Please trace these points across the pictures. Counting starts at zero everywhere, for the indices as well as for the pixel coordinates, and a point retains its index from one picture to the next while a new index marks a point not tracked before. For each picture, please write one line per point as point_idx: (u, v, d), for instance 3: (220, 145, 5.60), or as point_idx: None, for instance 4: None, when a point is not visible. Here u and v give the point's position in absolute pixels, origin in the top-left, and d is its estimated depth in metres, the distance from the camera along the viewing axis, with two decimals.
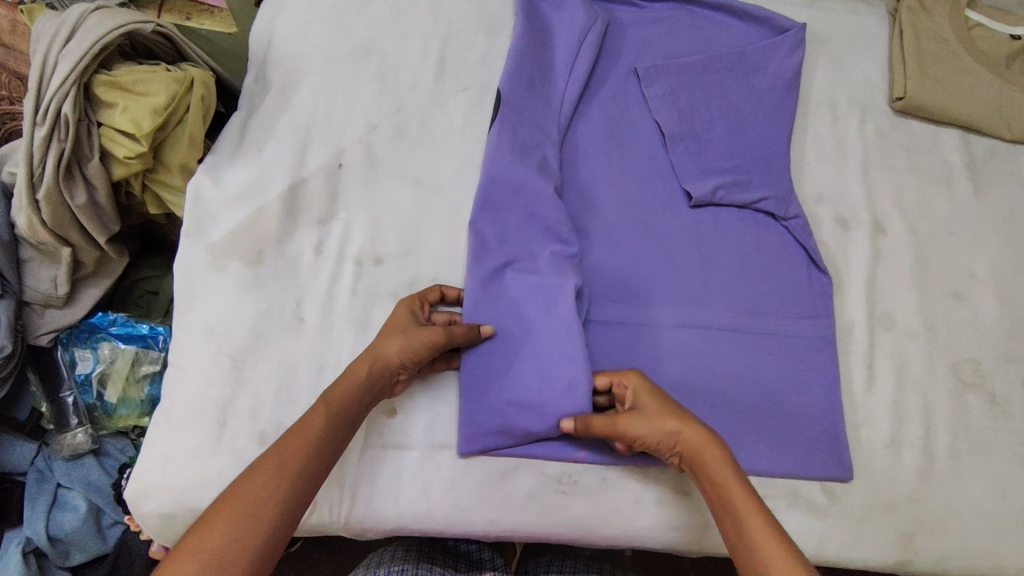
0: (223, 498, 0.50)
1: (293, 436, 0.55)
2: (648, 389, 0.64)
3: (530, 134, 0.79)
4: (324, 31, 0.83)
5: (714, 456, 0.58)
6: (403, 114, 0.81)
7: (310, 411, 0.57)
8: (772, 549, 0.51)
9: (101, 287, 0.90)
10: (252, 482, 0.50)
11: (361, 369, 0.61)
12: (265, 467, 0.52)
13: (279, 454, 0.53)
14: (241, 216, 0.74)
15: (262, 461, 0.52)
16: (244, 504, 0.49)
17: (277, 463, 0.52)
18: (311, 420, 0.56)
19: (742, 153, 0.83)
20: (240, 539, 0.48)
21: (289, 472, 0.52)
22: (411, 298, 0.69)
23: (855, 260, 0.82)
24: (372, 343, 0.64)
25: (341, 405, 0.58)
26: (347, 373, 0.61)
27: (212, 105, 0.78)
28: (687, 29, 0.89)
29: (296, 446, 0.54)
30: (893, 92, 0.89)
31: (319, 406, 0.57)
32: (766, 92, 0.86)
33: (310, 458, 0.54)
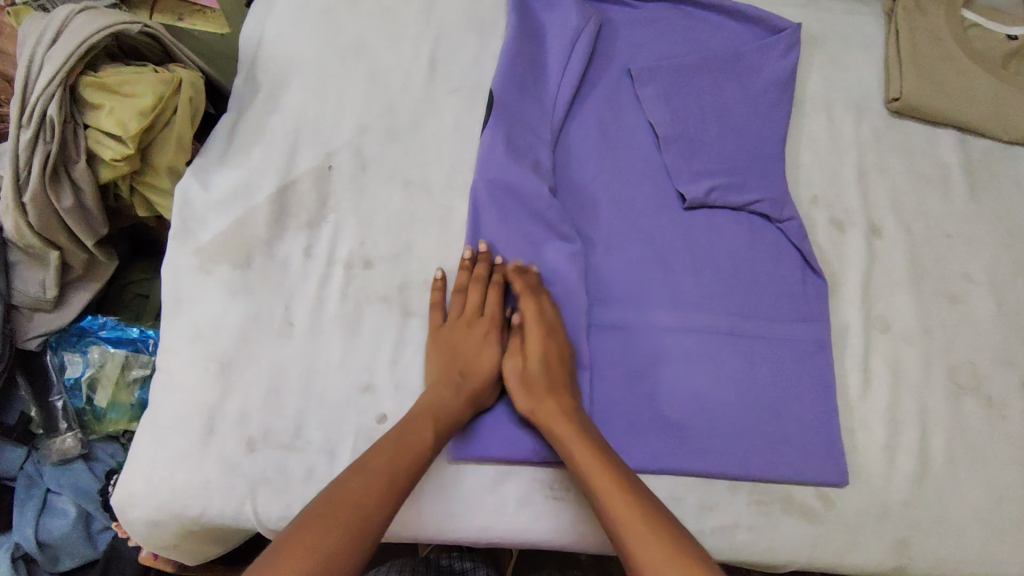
0: (336, 500, 0.54)
1: (397, 450, 0.59)
2: (537, 333, 0.68)
3: (523, 136, 0.78)
4: (314, 32, 0.82)
5: (575, 430, 0.63)
6: (393, 115, 0.80)
7: (420, 427, 0.62)
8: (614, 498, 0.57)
9: (91, 291, 0.89)
10: (362, 491, 0.55)
11: (462, 397, 0.66)
12: (376, 477, 0.57)
13: (392, 467, 0.58)
14: (229, 219, 0.73)
15: (370, 466, 0.57)
16: (358, 508, 0.54)
17: (384, 476, 0.57)
18: (421, 437, 0.61)
19: (736, 154, 0.82)
20: (352, 543, 0.52)
21: (396, 485, 0.57)
22: (501, 301, 0.71)
23: (851, 262, 0.81)
24: (475, 365, 0.67)
25: (448, 426, 0.64)
26: (441, 398, 0.65)
27: (200, 106, 0.77)
28: (681, 29, 0.88)
29: (407, 461, 0.59)
30: (888, 92, 0.89)
31: (426, 425, 0.62)
32: (761, 93, 0.85)
33: (410, 470, 0.59)
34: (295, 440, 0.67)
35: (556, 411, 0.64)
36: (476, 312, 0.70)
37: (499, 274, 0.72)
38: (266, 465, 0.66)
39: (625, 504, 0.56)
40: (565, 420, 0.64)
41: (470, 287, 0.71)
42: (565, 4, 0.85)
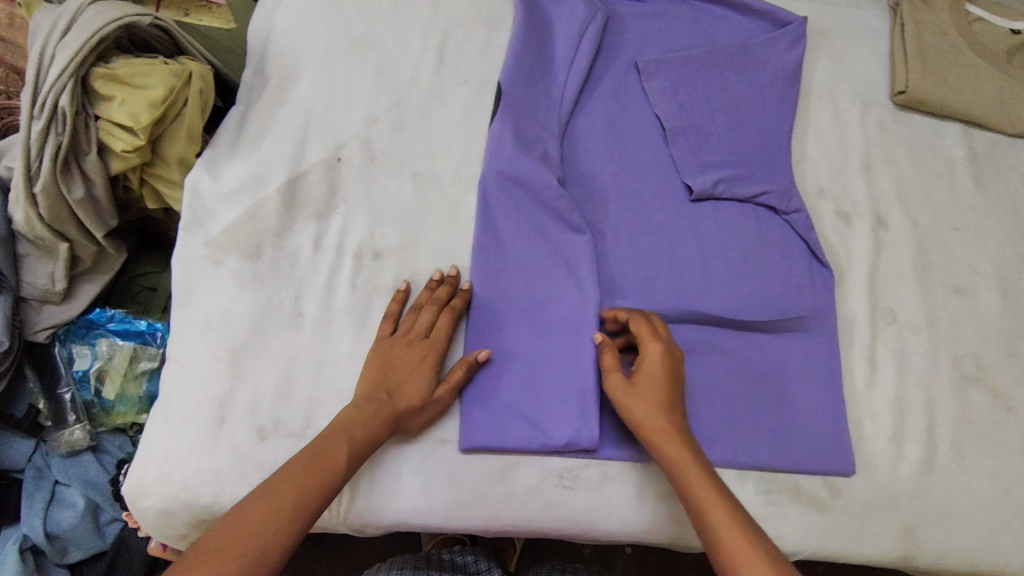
0: (240, 528, 0.52)
1: (305, 471, 0.57)
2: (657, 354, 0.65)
3: (531, 128, 0.79)
4: (322, 26, 0.82)
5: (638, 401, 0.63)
6: (402, 107, 0.80)
7: (334, 446, 0.60)
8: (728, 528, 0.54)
9: (99, 283, 0.89)
10: (263, 518, 0.53)
11: (381, 422, 0.63)
12: (281, 504, 0.55)
13: (297, 488, 0.56)
14: (240, 210, 0.73)
15: (275, 493, 0.55)
16: (257, 540, 0.52)
17: (292, 502, 0.55)
18: (333, 457, 0.59)
19: (743, 147, 0.83)
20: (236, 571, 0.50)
21: (303, 512, 0.55)
22: (449, 327, 0.69)
23: (857, 254, 0.81)
24: (402, 385, 0.65)
25: (361, 447, 0.61)
26: (369, 418, 0.63)
27: (210, 99, 0.77)
28: (687, 24, 0.88)
29: (314, 483, 0.57)
30: (894, 86, 0.89)
31: (341, 448, 0.60)
32: (767, 86, 0.86)
33: (321, 495, 0.57)
34: (306, 430, 0.67)
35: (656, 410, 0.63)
36: (420, 333, 0.68)
37: (459, 299, 0.71)
38: (277, 455, 0.66)
39: (720, 505, 0.56)
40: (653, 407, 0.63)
41: (420, 309, 0.70)
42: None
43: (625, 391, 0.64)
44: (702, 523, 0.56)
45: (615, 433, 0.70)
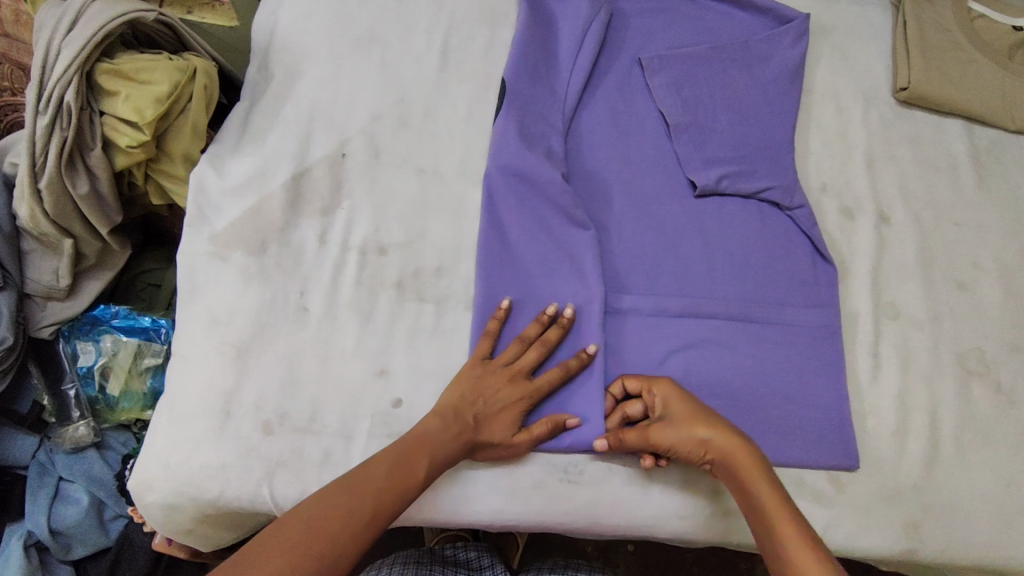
0: (318, 526, 0.53)
1: (387, 488, 0.58)
2: (679, 396, 0.66)
3: (535, 124, 0.79)
4: (327, 23, 0.83)
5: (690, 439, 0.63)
6: (406, 104, 0.80)
7: (416, 463, 0.60)
8: (805, 551, 0.53)
9: (103, 280, 0.89)
10: (341, 522, 0.54)
11: (457, 454, 0.63)
12: (359, 509, 0.55)
13: (377, 503, 0.57)
14: (245, 206, 0.73)
15: (357, 497, 0.56)
16: (324, 544, 0.52)
17: (368, 511, 0.56)
18: (412, 474, 0.60)
19: (746, 143, 0.83)
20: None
21: (374, 524, 0.56)
22: (553, 380, 0.68)
23: (860, 250, 0.82)
24: (490, 417, 0.65)
25: (436, 471, 0.62)
26: (448, 443, 0.63)
27: (215, 95, 0.77)
28: (691, 21, 0.88)
29: (392, 500, 0.58)
30: (896, 82, 0.89)
31: (421, 462, 0.60)
32: (769, 82, 0.86)
33: (393, 507, 0.58)
34: (311, 424, 0.67)
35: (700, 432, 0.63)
36: (522, 370, 0.67)
37: (570, 350, 0.69)
38: (283, 449, 0.66)
39: (793, 527, 0.55)
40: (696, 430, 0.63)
41: (528, 344, 0.69)
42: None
43: (673, 429, 0.64)
44: (775, 541, 0.55)
45: None
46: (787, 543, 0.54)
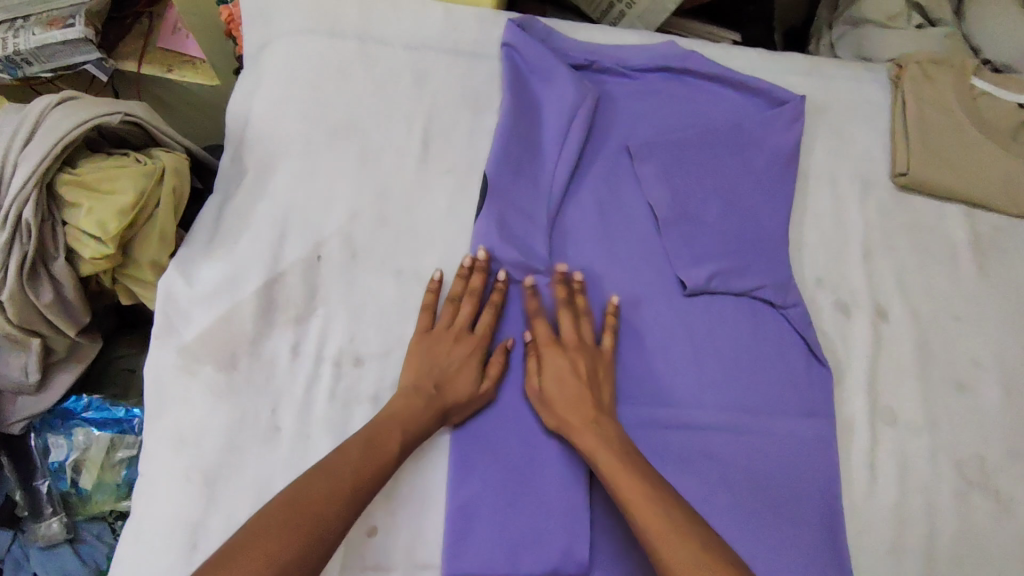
0: (303, 502, 0.56)
1: (365, 458, 0.61)
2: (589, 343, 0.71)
3: (518, 223, 0.76)
4: (302, 111, 0.79)
5: (601, 439, 0.64)
6: (384, 200, 0.77)
7: (389, 431, 0.63)
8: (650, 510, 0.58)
9: (75, 372, 0.86)
10: (328, 498, 0.57)
11: (437, 418, 0.66)
12: (342, 483, 0.58)
13: (359, 469, 0.60)
14: (216, 315, 0.70)
15: (335, 473, 0.59)
16: (316, 514, 0.55)
17: (350, 485, 0.58)
18: (389, 441, 0.63)
19: (737, 236, 0.80)
20: (300, 550, 0.53)
21: (359, 493, 0.59)
22: (491, 323, 0.72)
23: (855, 350, 0.79)
24: (451, 379, 0.68)
25: (414, 436, 0.64)
26: (414, 410, 0.65)
27: (185, 195, 0.73)
28: (681, 103, 0.85)
29: (375, 468, 0.61)
30: (895, 165, 0.86)
31: (394, 432, 0.63)
32: (762, 169, 0.83)
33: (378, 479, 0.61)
34: None
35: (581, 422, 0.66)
36: (463, 328, 0.71)
37: (497, 292, 0.73)
38: None
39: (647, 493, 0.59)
40: (594, 433, 0.65)
41: (464, 300, 0.72)
42: (561, 79, 0.82)
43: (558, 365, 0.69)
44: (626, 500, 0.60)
45: (603, 552, 0.68)
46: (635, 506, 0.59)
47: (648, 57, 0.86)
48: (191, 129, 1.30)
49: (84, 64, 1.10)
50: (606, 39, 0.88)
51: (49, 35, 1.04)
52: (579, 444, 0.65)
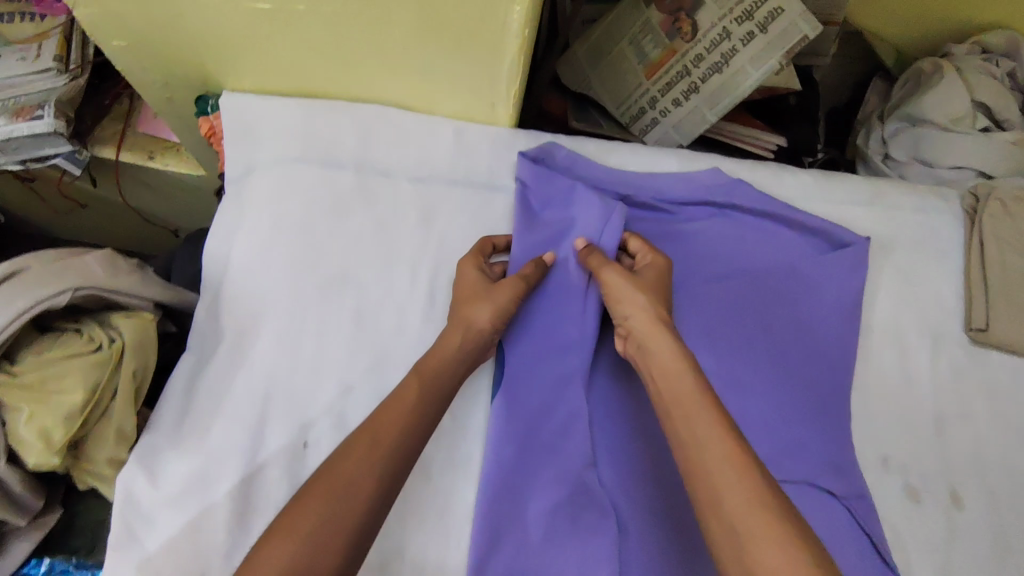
0: (326, 470, 0.52)
1: (383, 414, 0.56)
2: (661, 272, 0.67)
3: (534, 398, 0.66)
4: (287, 257, 0.68)
5: (661, 345, 0.59)
6: (383, 369, 0.66)
7: (403, 387, 0.58)
8: (705, 422, 0.52)
9: (33, 537, 0.72)
10: (350, 470, 0.52)
11: (453, 343, 0.62)
12: (355, 454, 0.53)
13: (376, 423, 0.55)
14: (183, 523, 0.60)
15: (353, 446, 0.53)
16: (342, 488, 0.51)
17: (367, 443, 0.54)
18: (405, 395, 0.58)
19: (791, 407, 0.69)
20: (334, 518, 0.49)
21: (381, 453, 0.53)
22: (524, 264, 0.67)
23: (929, 546, 0.68)
24: (463, 305, 0.64)
25: (432, 377, 0.59)
26: (438, 349, 0.62)
27: (148, 376, 0.63)
28: (724, 242, 0.74)
29: (391, 418, 0.56)
30: (970, 319, 0.75)
31: (411, 385, 0.58)
32: (819, 325, 0.73)
33: (401, 436, 0.55)
34: None
35: (650, 328, 0.60)
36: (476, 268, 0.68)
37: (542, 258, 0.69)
38: None
39: (703, 408, 0.53)
40: (664, 339, 0.59)
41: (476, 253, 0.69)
42: (583, 208, 0.71)
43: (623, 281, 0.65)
44: (685, 411, 0.53)
45: None
46: (690, 421, 0.52)
47: (688, 188, 0.75)
48: (180, 201, 1.21)
49: (55, 156, 1.00)
50: (638, 164, 0.77)
51: (15, 128, 0.92)
52: (645, 346, 0.60)
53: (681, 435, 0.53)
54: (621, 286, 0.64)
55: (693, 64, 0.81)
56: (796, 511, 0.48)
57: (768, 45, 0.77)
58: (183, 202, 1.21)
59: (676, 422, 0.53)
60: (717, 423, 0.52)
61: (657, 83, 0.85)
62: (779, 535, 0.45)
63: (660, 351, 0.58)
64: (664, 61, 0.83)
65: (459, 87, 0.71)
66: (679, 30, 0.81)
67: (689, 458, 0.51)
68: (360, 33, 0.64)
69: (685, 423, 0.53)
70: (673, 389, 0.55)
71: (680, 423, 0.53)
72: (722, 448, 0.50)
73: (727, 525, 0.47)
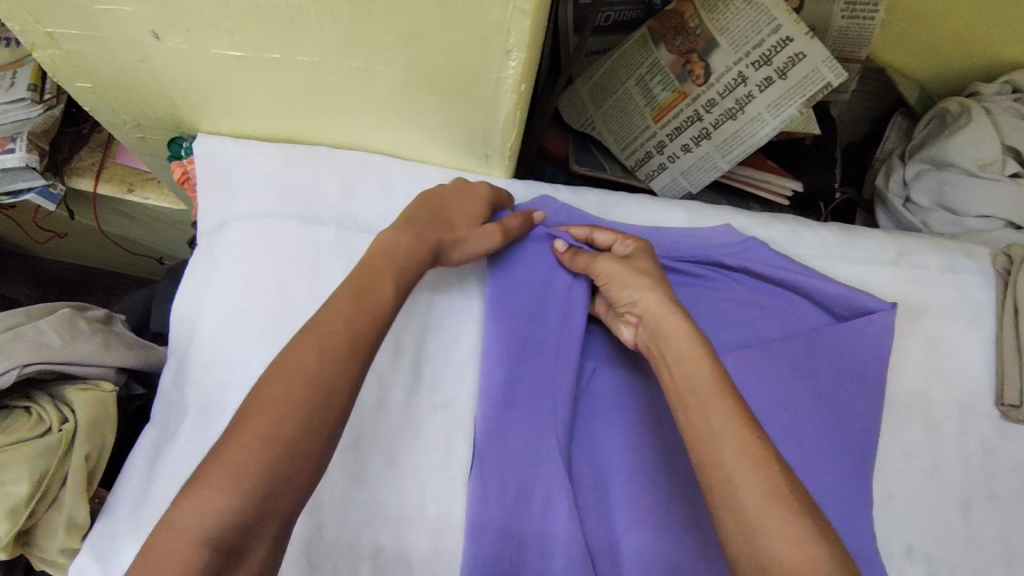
0: (290, 366, 0.47)
1: (354, 306, 0.51)
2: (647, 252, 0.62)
3: (519, 476, 0.58)
4: (260, 322, 0.62)
5: (675, 325, 0.55)
6: (361, 448, 0.60)
7: (377, 275, 0.54)
8: (721, 406, 0.48)
9: None
10: (317, 364, 0.47)
11: (421, 242, 0.58)
12: (331, 346, 0.48)
13: (348, 317, 0.50)
14: None
15: (321, 333, 0.49)
16: (315, 387, 0.46)
17: (342, 343, 0.49)
18: (378, 287, 0.54)
19: (810, 494, 0.63)
20: (302, 426, 0.45)
21: (357, 352, 0.49)
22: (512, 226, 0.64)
23: None
24: (451, 216, 0.61)
25: (405, 282, 0.56)
26: (403, 244, 0.57)
27: (103, 457, 0.57)
28: (731, 308, 0.68)
29: (365, 319, 0.51)
30: (1001, 393, 0.69)
31: (385, 273, 0.55)
32: (843, 400, 0.66)
33: (371, 327, 0.51)
34: None
35: (660, 307, 0.57)
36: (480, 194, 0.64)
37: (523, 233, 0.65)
38: None
39: (715, 390, 0.49)
40: (674, 316, 0.56)
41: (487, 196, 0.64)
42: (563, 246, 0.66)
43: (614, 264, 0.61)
44: (699, 394, 0.50)
45: None
46: (706, 405, 0.49)
47: (697, 246, 0.69)
48: (165, 232, 1.16)
49: (29, 190, 0.93)
50: (644, 218, 0.71)
51: None
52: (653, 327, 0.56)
53: (693, 420, 0.49)
54: (622, 274, 0.60)
55: (704, 109, 0.77)
56: (806, 494, 0.45)
57: (787, 91, 0.72)
58: (168, 232, 1.16)
59: (688, 409, 0.50)
60: (731, 409, 0.48)
61: (665, 127, 0.80)
62: (787, 513, 0.43)
63: (674, 334, 0.55)
64: (673, 104, 0.78)
65: (452, 138, 0.65)
66: (690, 73, 0.76)
67: (705, 446, 0.47)
68: (341, 82, 0.59)
69: (700, 406, 0.49)
70: (685, 370, 0.51)
71: (691, 408, 0.49)
72: (740, 434, 0.47)
73: (742, 519, 0.43)
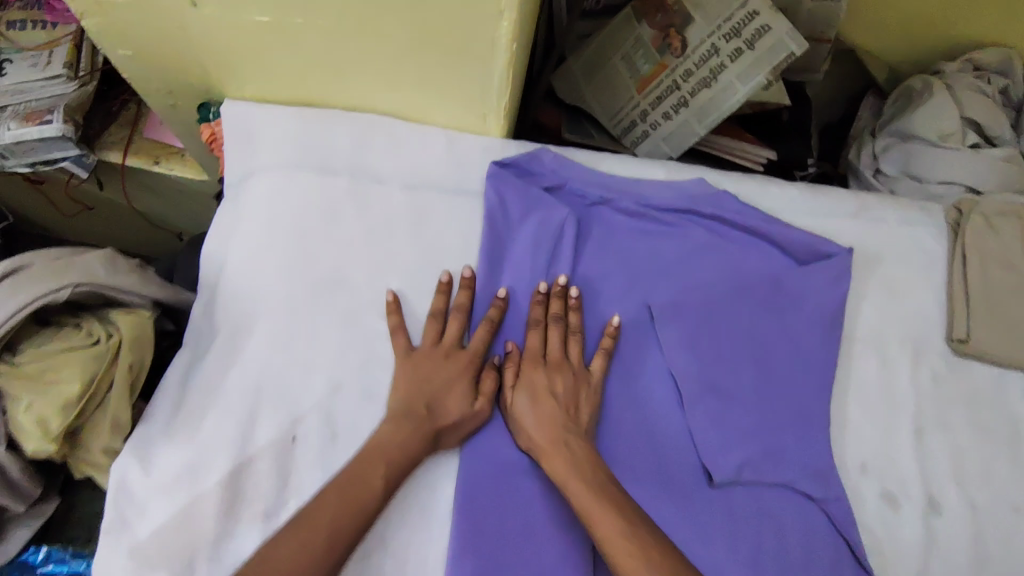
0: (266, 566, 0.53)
1: (341, 501, 0.57)
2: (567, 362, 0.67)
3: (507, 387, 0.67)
4: (280, 260, 0.70)
5: (576, 475, 0.61)
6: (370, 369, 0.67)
7: (368, 465, 0.60)
8: (624, 551, 0.56)
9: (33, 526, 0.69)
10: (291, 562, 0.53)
11: (405, 428, 0.62)
12: (313, 541, 0.55)
13: (340, 502, 0.57)
14: (173, 510, 0.60)
15: (307, 528, 0.55)
16: None
17: (325, 542, 0.55)
18: (369, 476, 0.59)
19: (773, 415, 0.70)
20: None
21: (335, 550, 0.55)
22: (485, 339, 0.68)
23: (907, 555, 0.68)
24: (441, 401, 0.64)
25: (404, 458, 0.61)
26: (380, 448, 0.61)
27: (143, 369, 0.65)
28: (704, 249, 0.75)
29: (352, 508, 0.57)
30: (951, 330, 0.76)
31: (374, 467, 0.59)
32: (804, 334, 0.73)
33: (347, 517, 0.56)
34: None
35: (559, 452, 0.62)
36: (451, 345, 0.68)
37: (496, 310, 0.69)
38: None
39: (615, 526, 0.57)
40: (566, 462, 0.62)
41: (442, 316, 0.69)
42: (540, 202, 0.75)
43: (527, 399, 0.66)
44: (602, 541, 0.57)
45: None
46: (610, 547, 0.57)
47: (672, 195, 0.76)
48: (186, 205, 1.24)
49: (64, 159, 1.02)
50: (627, 172, 0.79)
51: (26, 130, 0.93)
52: (551, 471, 0.62)
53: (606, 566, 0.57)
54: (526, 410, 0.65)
55: (682, 79, 0.84)
56: None
57: (756, 61, 0.80)
58: (188, 205, 1.24)
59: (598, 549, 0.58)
60: (631, 553, 0.56)
61: (648, 97, 0.87)
62: None
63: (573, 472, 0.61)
64: (655, 76, 0.86)
65: (453, 98, 0.73)
66: (669, 46, 0.84)
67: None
68: (354, 44, 0.67)
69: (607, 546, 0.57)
70: (589, 518, 0.59)
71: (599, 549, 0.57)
72: None
73: None
